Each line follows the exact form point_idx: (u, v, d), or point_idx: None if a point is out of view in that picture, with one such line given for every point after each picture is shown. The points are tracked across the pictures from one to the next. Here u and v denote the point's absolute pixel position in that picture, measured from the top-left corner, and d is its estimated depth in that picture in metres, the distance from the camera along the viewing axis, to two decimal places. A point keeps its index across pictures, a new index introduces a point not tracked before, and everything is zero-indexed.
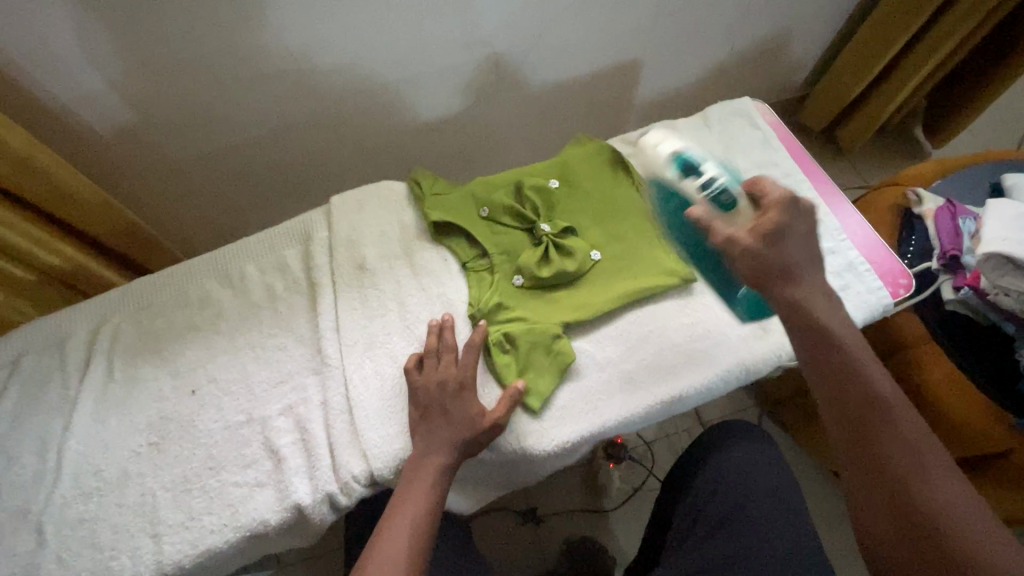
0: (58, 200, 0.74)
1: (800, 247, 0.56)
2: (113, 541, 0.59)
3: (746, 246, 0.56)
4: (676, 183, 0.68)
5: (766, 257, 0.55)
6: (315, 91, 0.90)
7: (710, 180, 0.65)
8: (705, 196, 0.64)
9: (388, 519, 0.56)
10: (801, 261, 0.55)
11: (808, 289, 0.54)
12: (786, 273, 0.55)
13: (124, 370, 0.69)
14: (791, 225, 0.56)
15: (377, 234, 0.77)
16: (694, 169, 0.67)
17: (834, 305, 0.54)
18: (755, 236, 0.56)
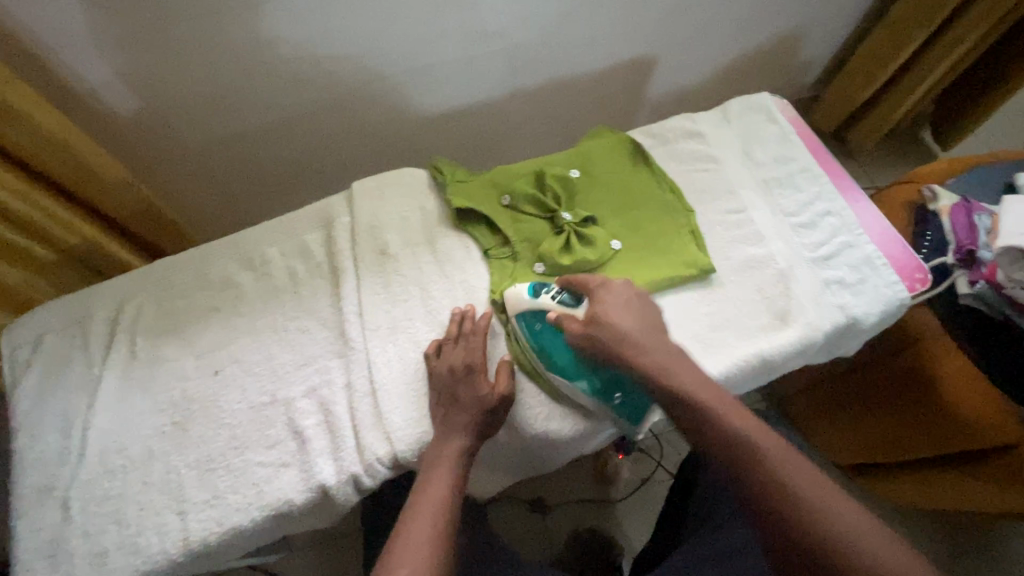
0: (81, 179, 0.74)
1: (627, 317, 0.63)
2: (139, 518, 0.60)
3: (587, 337, 0.62)
4: (535, 301, 0.67)
5: (602, 337, 0.61)
6: (333, 80, 0.90)
7: (557, 289, 0.68)
8: (559, 303, 0.67)
9: (409, 518, 0.55)
10: (634, 328, 0.62)
11: (654, 351, 0.60)
12: (629, 342, 0.60)
13: (146, 348, 0.69)
14: (608, 303, 0.64)
15: (399, 220, 0.77)
16: (541, 284, 0.69)
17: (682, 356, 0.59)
18: (586, 326, 0.63)
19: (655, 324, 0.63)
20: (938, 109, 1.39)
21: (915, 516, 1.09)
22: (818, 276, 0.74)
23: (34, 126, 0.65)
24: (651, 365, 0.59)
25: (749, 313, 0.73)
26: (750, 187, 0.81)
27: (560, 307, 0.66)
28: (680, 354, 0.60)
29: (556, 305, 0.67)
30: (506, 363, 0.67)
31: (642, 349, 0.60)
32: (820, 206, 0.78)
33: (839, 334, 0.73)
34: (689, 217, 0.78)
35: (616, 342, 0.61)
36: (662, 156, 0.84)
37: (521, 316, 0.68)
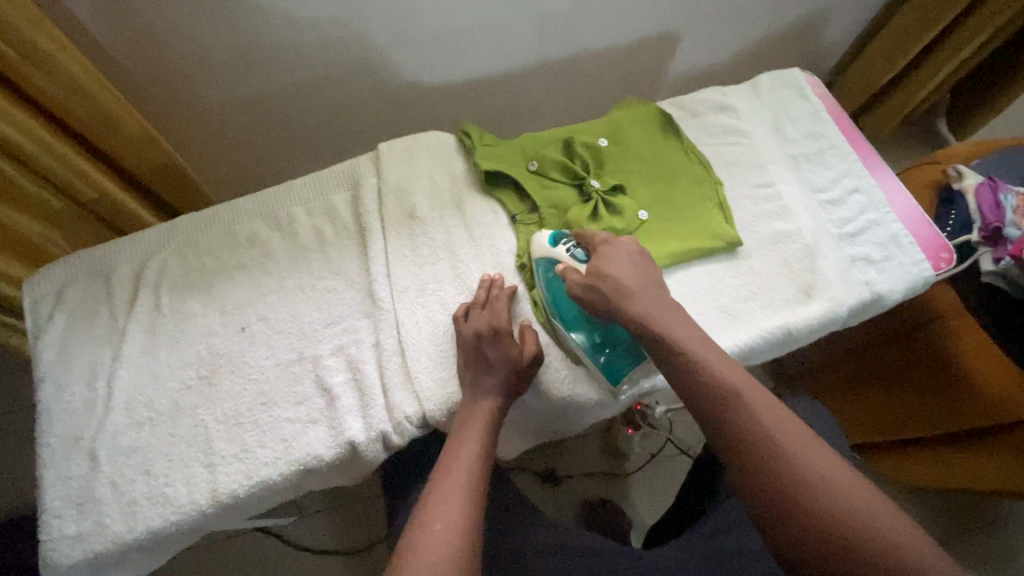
0: (102, 130, 0.73)
1: (630, 272, 0.62)
2: (167, 469, 0.60)
3: (585, 289, 0.62)
4: (550, 250, 0.67)
5: (599, 289, 0.61)
6: (357, 41, 0.87)
7: (572, 243, 0.67)
8: (571, 256, 0.66)
9: (441, 474, 0.56)
10: (635, 283, 0.61)
11: (648, 305, 0.59)
12: (625, 295, 0.60)
13: (171, 303, 0.69)
14: (612, 257, 0.63)
15: (427, 183, 0.76)
16: (562, 235, 0.68)
17: (663, 301, 0.60)
18: (586, 277, 0.62)
19: (660, 283, 0.62)
20: (954, 98, 1.38)
21: (919, 497, 1.10)
22: (843, 252, 0.75)
23: (59, 72, 0.64)
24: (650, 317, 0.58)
25: (776, 287, 0.73)
26: (779, 163, 0.81)
27: (569, 259, 0.66)
28: (676, 309, 0.59)
29: (567, 257, 0.66)
30: (531, 326, 0.67)
31: (642, 304, 0.59)
32: (848, 183, 0.79)
33: (863, 310, 0.74)
34: (718, 190, 0.77)
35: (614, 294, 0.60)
36: (692, 129, 0.84)
37: (539, 260, 0.69)
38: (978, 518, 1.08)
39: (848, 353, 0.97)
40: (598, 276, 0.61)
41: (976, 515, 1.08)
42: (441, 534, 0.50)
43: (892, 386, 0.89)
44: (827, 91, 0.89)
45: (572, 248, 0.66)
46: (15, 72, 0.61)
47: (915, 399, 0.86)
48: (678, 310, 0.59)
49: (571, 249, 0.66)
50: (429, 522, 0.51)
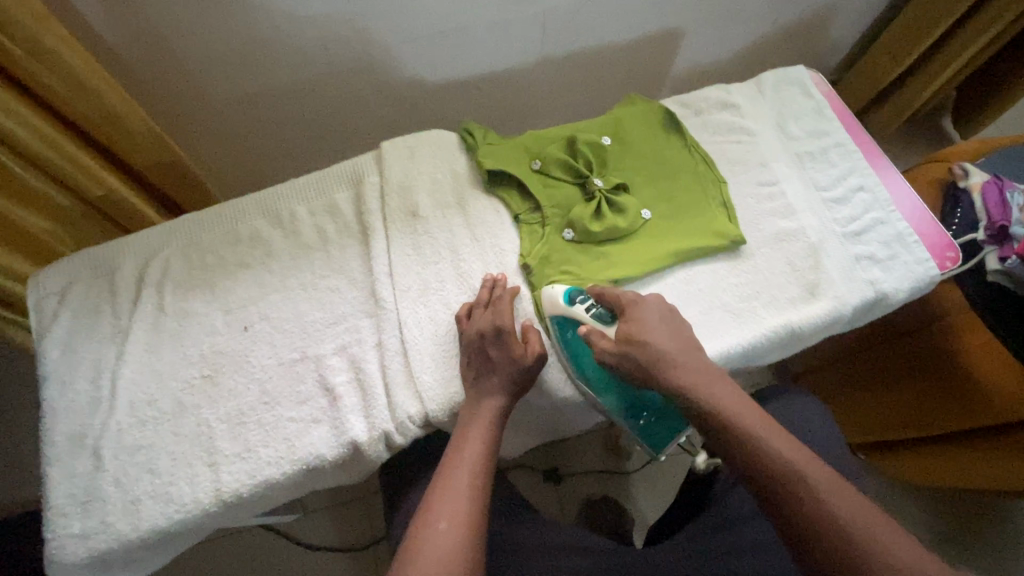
0: (105, 127, 0.72)
1: (665, 336, 0.61)
2: (171, 468, 0.60)
3: (620, 357, 0.61)
4: (568, 310, 0.65)
5: (636, 357, 0.60)
6: (360, 37, 0.87)
7: (590, 300, 0.66)
8: (593, 317, 0.65)
9: (445, 472, 0.56)
10: (672, 348, 0.60)
11: (688, 372, 0.59)
12: (665, 364, 0.59)
13: (174, 302, 0.69)
14: (644, 321, 0.62)
15: (429, 182, 0.76)
16: (578, 292, 0.67)
17: (701, 364, 0.59)
18: (620, 345, 0.61)
19: (693, 342, 0.62)
20: (960, 95, 1.37)
21: (922, 496, 1.10)
22: (848, 251, 0.75)
23: (62, 68, 0.63)
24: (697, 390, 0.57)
25: (780, 286, 0.73)
26: (783, 160, 0.80)
27: (592, 322, 0.65)
28: (715, 375, 0.59)
29: (590, 319, 0.65)
30: (534, 327, 0.67)
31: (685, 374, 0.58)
32: (853, 182, 0.78)
33: (867, 309, 0.73)
34: (722, 189, 0.77)
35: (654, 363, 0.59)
36: (695, 127, 0.83)
37: (554, 320, 0.67)
38: (981, 517, 1.08)
39: (852, 351, 0.96)
40: (633, 344, 0.60)
41: (979, 514, 1.08)
42: (446, 533, 0.51)
43: (895, 386, 0.89)
44: (831, 88, 0.88)
45: (595, 311, 0.65)
46: (19, 69, 0.61)
47: (918, 398, 0.86)
48: (718, 377, 0.59)
49: (594, 311, 0.65)
50: (434, 521, 0.52)
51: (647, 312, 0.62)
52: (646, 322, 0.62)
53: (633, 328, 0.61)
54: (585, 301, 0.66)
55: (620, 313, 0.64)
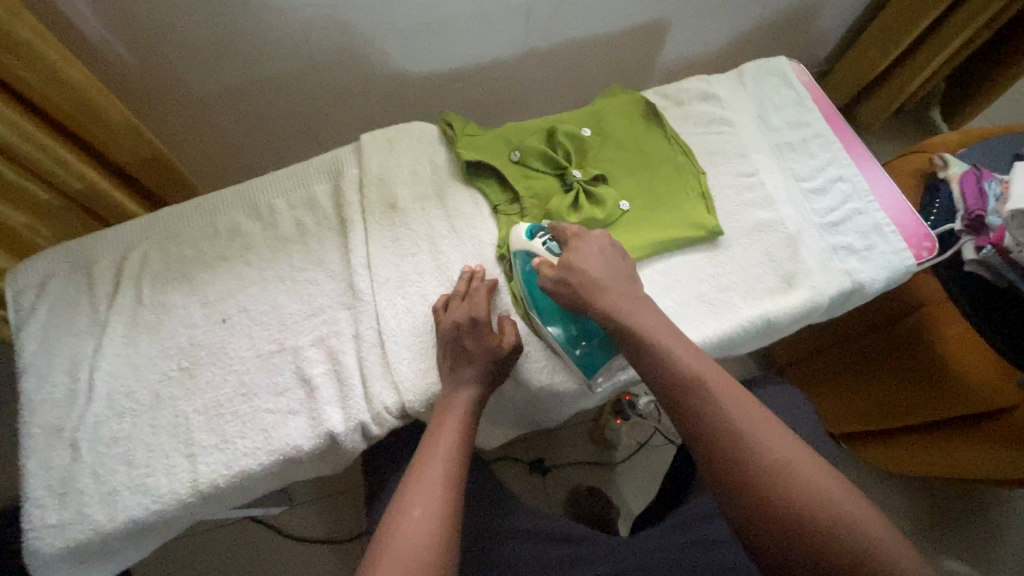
0: (83, 120, 0.72)
1: (601, 265, 0.61)
2: (148, 460, 0.60)
3: (558, 283, 0.61)
4: (528, 244, 0.66)
5: (573, 284, 0.60)
6: (342, 29, 0.86)
7: (548, 236, 0.66)
8: (546, 250, 0.65)
9: (420, 462, 0.56)
10: (604, 276, 0.61)
11: (617, 297, 0.59)
12: (596, 291, 0.60)
13: (152, 295, 0.69)
14: (583, 250, 0.62)
15: (408, 173, 0.76)
16: (540, 229, 0.67)
17: (636, 297, 0.60)
18: (559, 272, 0.61)
19: (629, 276, 0.62)
20: (948, 87, 1.37)
21: (905, 486, 1.11)
22: (825, 241, 0.75)
23: (38, 60, 0.63)
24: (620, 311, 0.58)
25: (756, 277, 0.73)
26: (763, 151, 0.80)
27: (545, 253, 0.65)
28: (644, 303, 0.59)
29: (543, 251, 0.65)
30: (510, 317, 0.67)
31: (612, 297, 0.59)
32: (832, 172, 0.78)
33: (844, 299, 0.74)
34: (700, 179, 0.77)
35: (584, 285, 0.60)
36: (675, 118, 0.83)
37: (517, 254, 0.68)
38: (963, 506, 1.09)
39: (833, 343, 0.97)
40: (570, 269, 0.61)
41: (962, 503, 1.09)
42: (421, 520, 0.51)
43: (875, 378, 0.90)
44: (813, 79, 0.88)
45: (546, 241, 0.65)
46: None
47: (898, 390, 0.86)
48: (646, 304, 0.59)
49: (545, 242, 0.65)
50: (408, 508, 0.52)
51: (591, 244, 0.63)
52: (588, 252, 0.62)
53: (573, 257, 0.62)
54: (543, 234, 0.66)
55: (565, 246, 0.64)
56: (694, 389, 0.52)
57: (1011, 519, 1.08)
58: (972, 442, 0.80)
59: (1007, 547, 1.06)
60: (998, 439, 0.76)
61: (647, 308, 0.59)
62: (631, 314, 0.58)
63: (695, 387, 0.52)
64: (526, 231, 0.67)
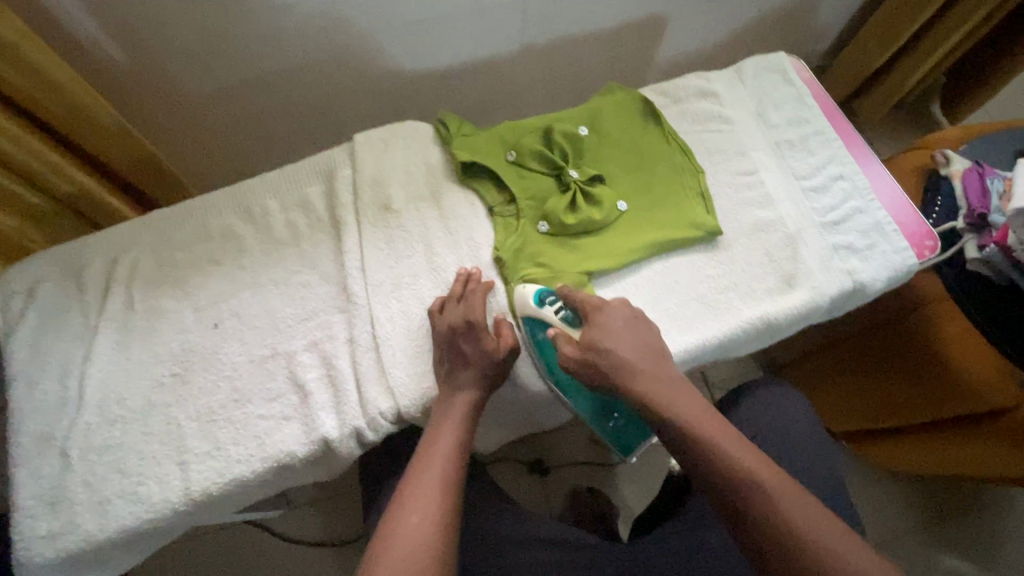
0: (70, 121, 0.71)
1: (625, 341, 0.60)
2: (140, 468, 0.60)
3: (582, 364, 0.60)
4: (538, 311, 0.65)
5: (599, 366, 0.59)
6: (335, 27, 0.85)
7: (559, 302, 0.65)
8: (562, 320, 0.64)
9: (419, 467, 0.56)
10: (631, 355, 0.59)
11: (646, 379, 0.58)
12: (624, 373, 0.58)
13: (143, 299, 0.68)
14: (608, 327, 0.60)
15: (403, 174, 0.75)
16: (549, 292, 0.66)
17: (657, 367, 0.59)
18: (584, 352, 0.60)
19: (656, 348, 0.60)
20: (949, 81, 1.36)
21: (906, 484, 1.10)
22: (826, 240, 0.74)
23: (21, 60, 0.61)
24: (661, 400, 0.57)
25: (756, 277, 0.72)
26: (763, 149, 0.79)
27: (562, 324, 0.64)
28: (679, 384, 0.58)
29: (559, 321, 0.64)
30: (507, 320, 0.66)
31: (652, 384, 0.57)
32: (832, 170, 0.77)
33: (845, 300, 0.73)
34: (699, 178, 0.76)
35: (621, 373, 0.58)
36: (673, 116, 0.82)
37: (526, 320, 0.66)
38: (965, 503, 1.08)
39: (835, 340, 0.96)
40: (594, 350, 0.59)
41: (964, 501, 1.09)
42: (420, 526, 0.50)
43: (876, 378, 0.89)
44: (812, 75, 0.87)
45: (561, 312, 0.65)
46: None
47: (900, 390, 0.85)
48: (679, 384, 0.58)
49: (560, 313, 0.64)
50: (406, 514, 0.51)
51: (612, 316, 0.61)
52: (611, 325, 0.61)
53: (596, 334, 0.60)
54: (554, 303, 0.65)
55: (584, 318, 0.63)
56: (753, 491, 0.50)
57: (1011, 516, 1.08)
58: (974, 441, 0.79)
59: (1010, 544, 1.06)
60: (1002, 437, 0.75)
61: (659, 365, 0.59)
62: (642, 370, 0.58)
63: (750, 483, 0.50)
64: (535, 298, 0.65)
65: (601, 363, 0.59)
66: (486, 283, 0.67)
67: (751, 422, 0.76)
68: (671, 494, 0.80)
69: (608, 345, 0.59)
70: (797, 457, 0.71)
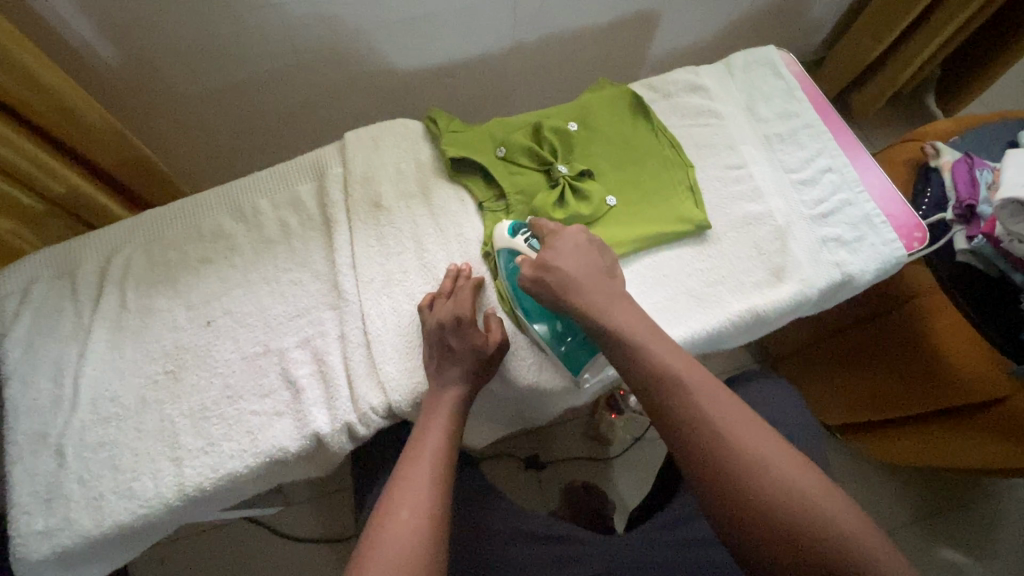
0: (61, 120, 0.71)
1: (576, 262, 0.61)
2: (134, 464, 0.60)
3: (534, 282, 0.61)
4: (510, 241, 0.66)
5: (549, 282, 0.60)
6: (325, 26, 0.85)
7: (530, 234, 0.67)
8: (528, 248, 0.65)
9: (407, 461, 0.56)
10: (582, 275, 0.60)
11: (595, 296, 0.59)
12: (571, 288, 0.59)
13: (136, 298, 0.68)
14: (559, 248, 0.62)
15: (393, 171, 0.75)
16: (522, 227, 0.68)
17: (609, 289, 0.60)
18: (536, 271, 0.61)
19: (604, 272, 0.62)
20: (944, 72, 1.36)
21: (903, 477, 1.10)
22: (815, 233, 0.74)
23: (9, 61, 0.61)
24: (770, 497, 0.46)
25: (746, 271, 0.72)
26: (752, 143, 0.79)
27: (527, 252, 0.65)
28: (624, 300, 0.59)
29: (525, 249, 0.65)
30: (496, 315, 0.66)
31: (757, 475, 0.47)
32: (821, 163, 0.78)
33: (834, 292, 0.73)
34: (688, 173, 0.76)
35: (708, 454, 0.48)
36: (663, 111, 0.82)
37: (502, 250, 0.68)
38: (962, 495, 1.08)
39: (826, 334, 0.96)
40: (545, 267, 0.60)
41: (961, 493, 1.09)
42: (408, 519, 0.51)
43: (868, 371, 0.89)
44: (802, 68, 0.87)
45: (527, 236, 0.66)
46: None
47: (891, 383, 0.86)
48: (623, 299, 0.59)
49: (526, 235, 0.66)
50: (395, 509, 0.52)
51: (566, 241, 0.63)
52: (565, 249, 0.62)
53: (548, 255, 0.61)
54: (525, 230, 0.67)
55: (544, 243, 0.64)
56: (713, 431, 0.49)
57: (1007, 506, 1.08)
58: (967, 433, 0.80)
59: (1007, 536, 1.06)
60: (996, 429, 0.76)
61: (612, 293, 0.59)
62: (600, 301, 0.58)
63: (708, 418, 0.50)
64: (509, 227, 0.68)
65: (552, 280, 0.60)
66: (476, 278, 0.68)
67: None
68: (665, 487, 0.81)
69: (558, 264, 0.60)
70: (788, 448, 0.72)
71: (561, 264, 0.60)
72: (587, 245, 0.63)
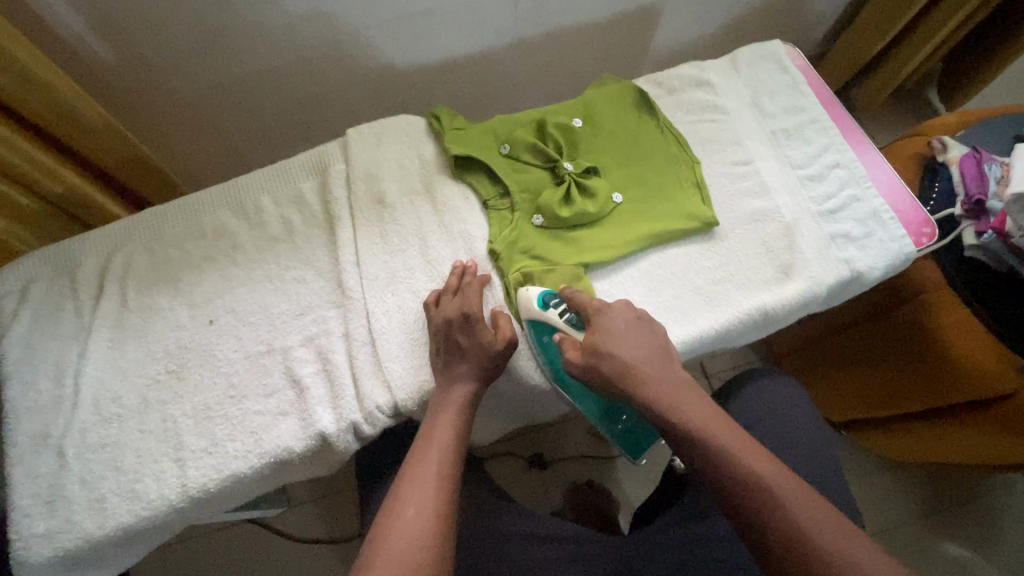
0: (57, 119, 0.70)
1: (629, 344, 0.59)
2: (136, 465, 0.59)
3: (585, 368, 0.60)
4: (541, 314, 0.64)
5: (602, 370, 0.59)
6: (325, 22, 0.84)
7: (564, 306, 0.64)
8: (566, 324, 0.64)
9: (415, 458, 0.56)
10: (636, 358, 0.59)
11: (652, 385, 0.57)
12: (628, 376, 0.58)
13: (137, 297, 0.68)
14: (610, 329, 0.60)
15: (396, 168, 0.75)
16: (553, 296, 0.65)
17: (666, 369, 0.59)
18: (586, 357, 0.60)
19: (662, 352, 0.60)
20: (947, 68, 1.35)
21: (909, 473, 1.10)
22: (823, 229, 0.73)
23: (7, 60, 0.60)
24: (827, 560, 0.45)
25: (754, 268, 0.72)
26: (758, 139, 0.79)
27: (566, 329, 0.64)
28: (683, 384, 0.57)
29: (563, 325, 0.64)
30: (504, 313, 0.66)
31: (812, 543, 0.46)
32: (828, 159, 0.77)
33: (843, 288, 0.73)
34: (694, 168, 0.75)
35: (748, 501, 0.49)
36: (669, 107, 0.82)
37: (527, 321, 0.66)
38: (968, 491, 1.08)
39: (833, 331, 0.96)
40: (596, 355, 0.59)
41: (967, 489, 1.08)
42: (415, 518, 0.50)
43: (874, 367, 0.89)
44: (807, 63, 0.86)
45: (564, 317, 0.64)
46: None
47: (898, 378, 0.85)
48: (684, 384, 0.58)
49: (563, 316, 0.64)
50: (402, 507, 0.51)
51: (617, 322, 0.61)
52: (618, 330, 0.60)
53: (598, 338, 0.60)
54: (559, 308, 0.64)
55: (588, 322, 0.62)
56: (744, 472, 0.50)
57: (1013, 502, 1.08)
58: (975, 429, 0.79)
59: (1012, 531, 1.06)
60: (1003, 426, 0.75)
61: (664, 368, 0.59)
62: (642, 367, 0.58)
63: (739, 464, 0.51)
64: (540, 299, 0.65)
65: (604, 368, 0.59)
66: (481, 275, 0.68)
67: (751, 411, 0.75)
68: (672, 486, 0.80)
69: (610, 349, 0.59)
70: (795, 447, 0.71)
71: (613, 348, 0.59)
72: (638, 322, 0.62)
